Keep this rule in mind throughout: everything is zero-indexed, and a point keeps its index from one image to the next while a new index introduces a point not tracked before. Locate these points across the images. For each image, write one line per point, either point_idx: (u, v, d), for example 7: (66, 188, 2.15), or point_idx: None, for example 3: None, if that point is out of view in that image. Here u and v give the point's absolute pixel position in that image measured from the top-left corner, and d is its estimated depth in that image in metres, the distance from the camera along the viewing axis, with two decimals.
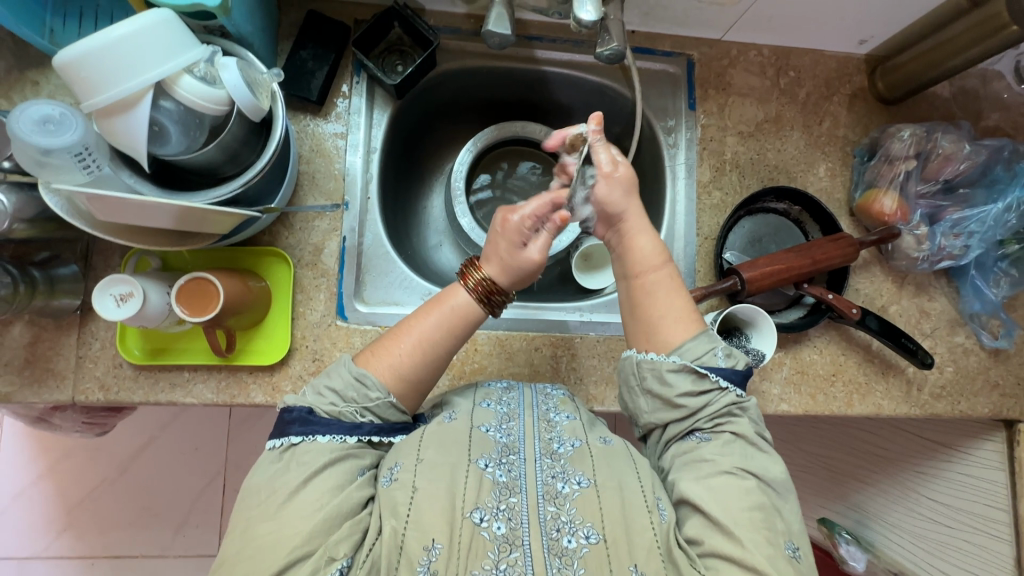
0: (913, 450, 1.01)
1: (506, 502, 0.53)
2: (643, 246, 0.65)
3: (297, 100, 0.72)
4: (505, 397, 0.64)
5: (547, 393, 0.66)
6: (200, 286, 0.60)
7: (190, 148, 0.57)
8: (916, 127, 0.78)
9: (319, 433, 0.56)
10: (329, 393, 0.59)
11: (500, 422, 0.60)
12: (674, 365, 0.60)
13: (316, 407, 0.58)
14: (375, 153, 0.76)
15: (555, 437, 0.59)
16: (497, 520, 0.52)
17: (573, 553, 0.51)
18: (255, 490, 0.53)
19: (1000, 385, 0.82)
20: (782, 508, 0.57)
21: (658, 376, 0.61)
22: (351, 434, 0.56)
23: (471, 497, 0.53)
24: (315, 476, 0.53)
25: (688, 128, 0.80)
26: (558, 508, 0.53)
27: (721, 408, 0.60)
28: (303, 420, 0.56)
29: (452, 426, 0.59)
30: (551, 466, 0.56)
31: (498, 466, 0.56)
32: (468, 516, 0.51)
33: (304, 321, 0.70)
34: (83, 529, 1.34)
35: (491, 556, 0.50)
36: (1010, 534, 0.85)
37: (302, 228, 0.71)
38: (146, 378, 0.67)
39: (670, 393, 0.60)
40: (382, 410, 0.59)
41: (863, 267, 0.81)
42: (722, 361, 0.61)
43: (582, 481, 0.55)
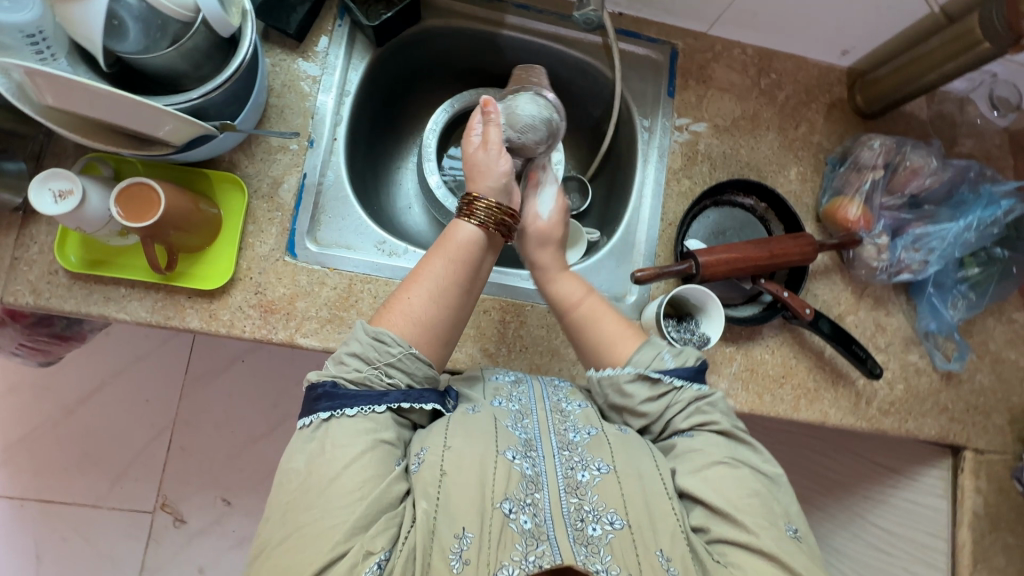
0: (862, 473, 1.02)
1: (532, 496, 0.53)
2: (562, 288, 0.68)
3: (275, 33, 0.71)
4: (515, 391, 0.63)
5: (556, 386, 0.66)
6: (143, 192, 0.59)
7: (148, 49, 0.56)
8: (887, 138, 0.79)
9: (346, 407, 0.54)
10: (353, 360, 0.56)
11: (516, 420, 0.59)
12: (630, 376, 0.61)
13: (342, 380, 0.55)
14: (349, 97, 0.76)
15: (569, 427, 0.59)
16: (524, 514, 0.51)
17: (598, 541, 0.51)
18: (295, 471, 0.52)
19: (949, 409, 0.82)
20: (777, 493, 0.57)
21: (617, 390, 0.62)
22: (379, 403, 0.54)
23: (500, 488, 0.52)
24: (357, 459, 0.51)
25: (665, 115, 0.81)
26: (580, 498, 0.54)
27: (686, 406, 0.60)
28: (329, 395, 0.55)
29: (475, 417, 0.58)
30: (570, 458, 0.56)
31: (523, 458, 0.55)
32: (498, 506, 0.51)
33: (252, 252, 0.69)
34: (18, 468, 1.30)
35: (519, 548, 0.49)
36: (947, 565, 0.84)
37: (263, 159, 0.70)
38: (80, 289, 0.66)
39: (632, 402, 0.61)
40: (405, 363, 0.57)
41: (823, 273, 0.80)
42: (671, 362, 0.61)
43: (602, 466, 0.55)
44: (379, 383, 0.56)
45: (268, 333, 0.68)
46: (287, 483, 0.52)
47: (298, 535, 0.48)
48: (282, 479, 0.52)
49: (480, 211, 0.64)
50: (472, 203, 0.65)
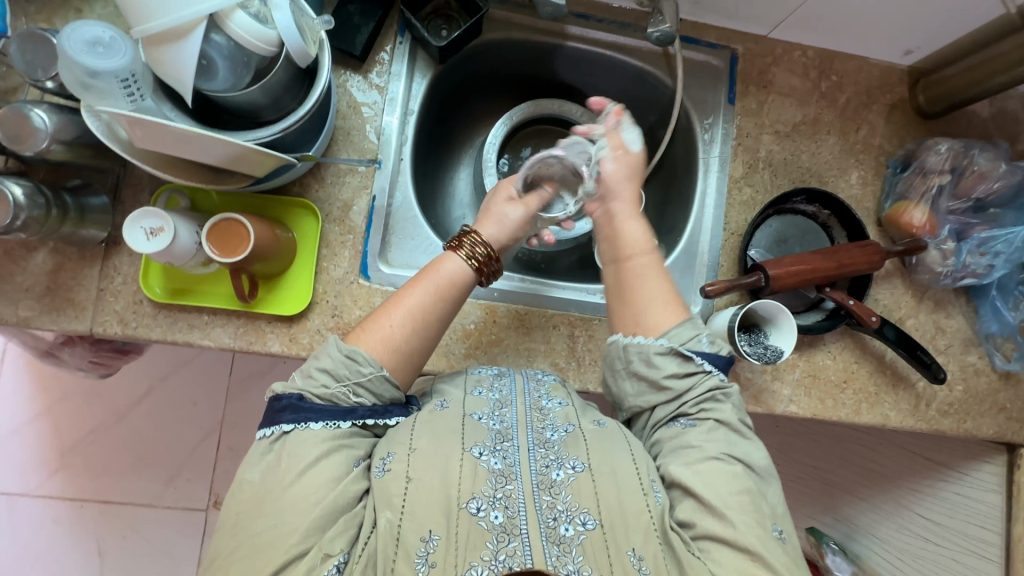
0: (909, 467, 1.03)
1: (503, 491, 0.54)
2: (630, 231, 0.69)
3: (339, 54, 0.71)
4: (496, 384, 0.64)
5: (538, 379, 0.66)
6: (231, 227, 0.60)
7: (235, 86, 0.57)
8: (954, 142, 0.78)
9: (312, 421, 0.56)
10: (322, 374, 0.58)
11: (493, 409, 0.61)
12: (663, 348, 0.62)
13: (308, 394, 0.57)
14: (412, 116, 0.76)
15: (548, 425, 0.60)
16: (494, 510, 0.53)
17: (570, 541, 0.52)
18: (249, 482, 0.54)
19: (1007, 408, 0.83)
20: (766, 490, 0.58)
21: (644, 359, 0.62)
22: (345, 419, 0.56)
23: (466, 488, 0.53)
24: (314, 466, 0.54)
25: (726, 122, 0.80)
26: (554, 497, 0.54)
27: (704, 392, 0.61)
28: (294, 408, 0.56)
29: (443, 414, 0.59)
30: (545, 455, 0.57)
31: (492, 455, 0.56)
32: (465, 507, 0.52)
33: (327, 276, 0.70)
34: (75, 472, 1.35)
35: (489, 546, 0.51)
36: (999, 556, 0.87)
37: (332, 183, 0.71)
38: (165, 317, 0.67)
39: (658, 374, 0.61)
40: (374, 385, 0.59)
41: (885, 277, 0.81)
42: (706, 346, 0.63)
43: (576, 465, 0.56)
44: (347, 400, 0.58)
45: None
46: (246, 487, 0.54)
47: (254, 540, 0.51)
48: (239, 488, 0.54)
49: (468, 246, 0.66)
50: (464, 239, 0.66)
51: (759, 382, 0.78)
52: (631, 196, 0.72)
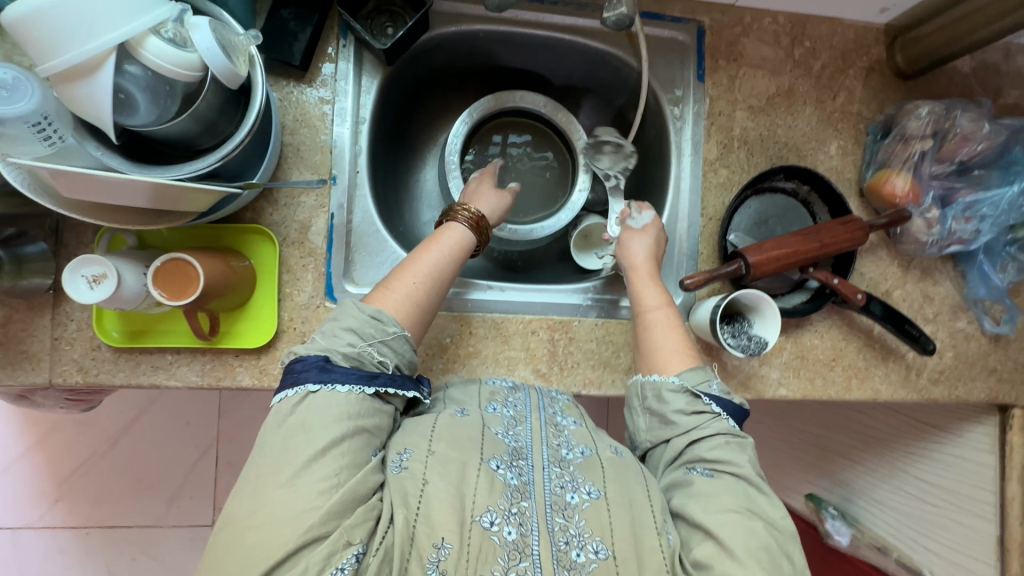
0: (902, 430, 1.03)
1: (518, 506, 0.51)
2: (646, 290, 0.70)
3: (278, 65, 0.66)
4: (511, 399, 0.63)
5: (552, 397, 0.67)
6: (178, 267, 0.56)
7: (161, 117, 0.52)
8: (935, 104, 0.74)
9: (338, 383, 0.53)
10: (347, 333, 0.57)
11: (508, 427, 0.59)
12: (674, 386, 0.62)
13: (334, 356, 0.55)
14: (365, 125, 0.71)
15: (563, 443, 0.59)
16: (508, 525, 0.50)
17: (581, 567, 0.50)
18: (270, 445, 0.50)
19: (997, 370, 0.82)
20: (789, 552, 0.54)
21: (657, 395, 0.63)
22: (370, 383, 0.54)
23: (482, 500, 0.50)
24: (334, 446, 0.50)
25: (696, 100, 0.76)
26: (567, 520, 0.52)
27: (715, 438, 0.59)
28: (319, 368, 0.54)
29: (464, 421, 0.58)
30: (560, 476, 0.55)
31: (509, 469, 0.54)
32: (479, 519, 0.49)
33: (291, 302, 0.67)
34: (75, 501, 1.34)
35: (500, 562, 0.48)
36: (994, 514, 0.88)
37: (287, 205, 0.67)
38: (127, 361, 0.65)
39: (665, 409, 0.62)
40: (396, 343, 0.58)
41: (869, 249, 0.78)
42: (716, 391, 0.63)
43: (592, 491, 0.54)
44: (371, 362, 0.56)
45: None
46: (259, 452, 0.50)
47: (269, 513, 0.47)
48: (257, 454, 0.50)
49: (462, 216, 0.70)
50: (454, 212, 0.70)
51: (747, 369, 0.76)
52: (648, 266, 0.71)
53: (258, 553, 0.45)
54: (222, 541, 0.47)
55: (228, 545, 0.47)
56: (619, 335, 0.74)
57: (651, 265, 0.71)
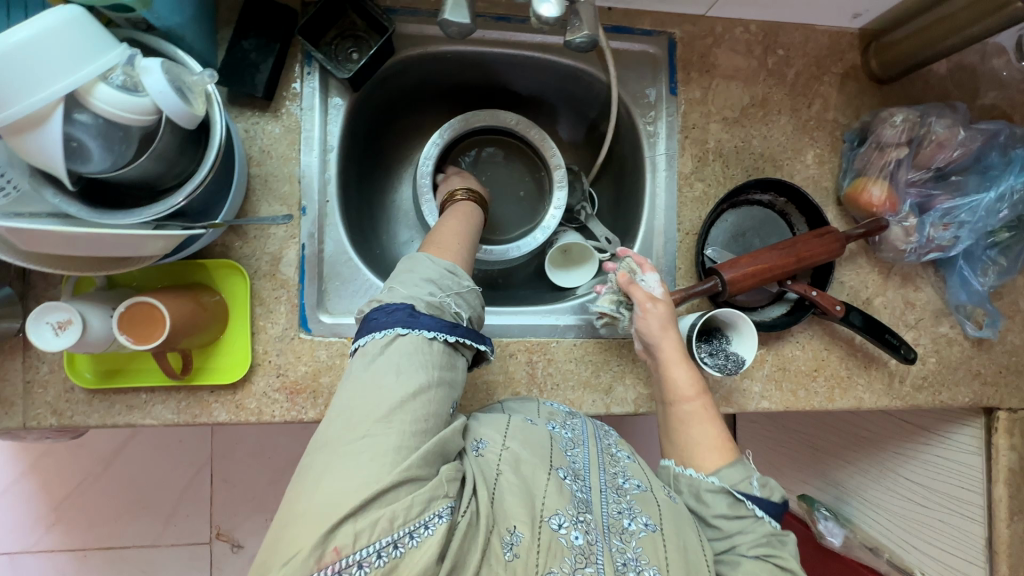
0: (892, 431, 1.03)
1: (584, 514, 0.52)
2: (677, 377, 0.64)
3: (242, 96, 0.66)
4: (568, 421, 0.63)
5: (606, 429, 0.66)
6: (143, 311, 0.56)
7: (117, 163, 0.51)
8: (910, 111, 0.73)
9: (426, 329, 0.52)
10: (425, 283, 0.56)
11: (568, 445, 0.60)
12: (713, 486, 0.59)
13: (418, 304, 0.53)
14: (333, 153, 0.71)
15: (619, 471, 0.60)
16: (575, 529, 0.50)
17: None
18: (360, 381, 0.48)
19: (981, 374, 0.82)
20: None
21: (694, 493, 0.60)
22: (453, 332, 0.53)
23: (551, 503, 0.51)
24: (424, 392, 0.48)
25: (670, 114, 0.75)
26: (623, 543, 0.53)
27: (760, 537, 0.58)
28: (406, 316, 0.52)
29: (533, 428, 0.59)
30: (617, 501, 0.56)
31: (574, 481, 0.55)
32: (548, 521, 0.49)
33: (265, 335, 0.67)
34: (73, 522, 1.33)
35: (567, 562, 0.48)
36: (982, 516, 0.87)
37: (257, 237, 0.67)
38: (101, 402, 0.64)
39: (705, 512, 0.58)
40: (467, 297, 0.58)
41: (849, 258, 0.78)
42: (757, 491, 0.59)
43: (648, 523, 0.54)
44: (450, 312, 0.55)
45: (299, 414, 0.67)
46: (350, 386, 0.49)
47: (368, 441, 0.44)
48: (349, 388, 0.48)
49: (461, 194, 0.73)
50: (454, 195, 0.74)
51: (728, 383, 0.76)
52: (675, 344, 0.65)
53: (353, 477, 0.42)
54: (316, 459, 0.45)
55: (321, 468, 0.44)
56: (597, 355, 0.73)
57: (679, 344, 0.66)
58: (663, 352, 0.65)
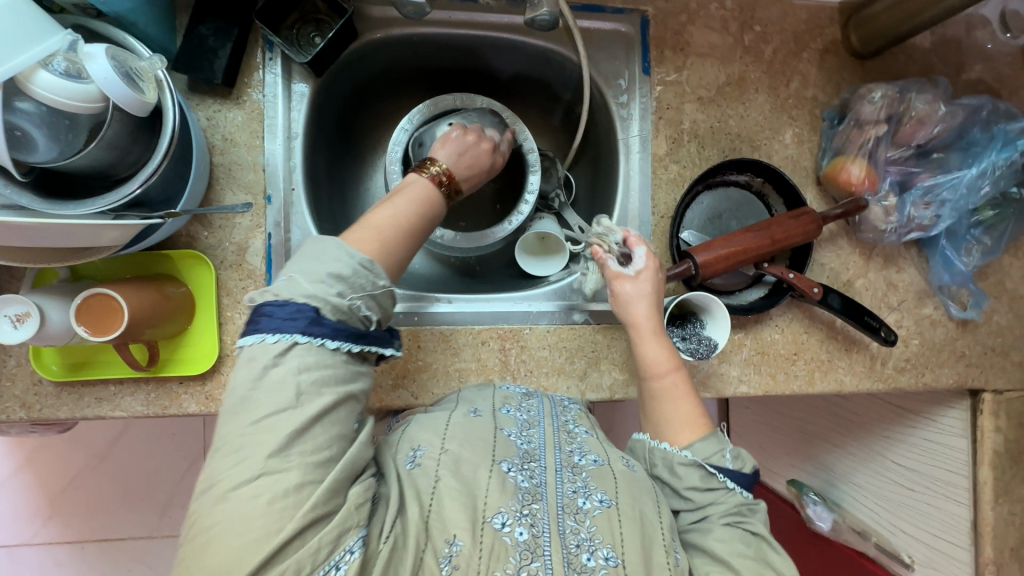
0: (879, 416, 1.02)
1: (529, 507, 0.51)
2: (651, 351, 0.63)
3: (203, 83, 0.65)
4: (524, 403, 0.63)
5: (564, 406, 0.66)
6: (102, 302, 0.55)
7: (64, 153, 0.50)
8: (889, 87, 0.71)
9: (326, 340, 0.48)
10: (333, 279, 0.50)
11: (521, 429, 0.59)
12: (686, 459, 0.58)
13: (323, 307, 0.48)
14: (298, 140, 0.70)
15: (575, 449, 0.59)
16: (520, 526, 0.49)
17: (592, 571, 0.49)
18: (249, 411, 0.44)
19: (965, 355, 0.80)
20: None
21: (668, 466, 0.59)
22: (358, 342, 0.50)
23: (493, 501, 0.50)
24: (327, 413, 0.46)
25: (643, 94, 0.74)
26: (578, 523, 0.52)
27: (731, 506, 0.57)
28: (309, 320, 0.47)
29: (476, 422, 0.58)
30: (572, 480, 0.55)
31: (520, 472, 0.54)
32: (490, 522, 0.49)
33: (233, 326, 0.66)
34: (70, 515, 1.33)
35: (512, 562, 0.47)
36: (968, 499, 0.86)
37: (222, 226, 0.66)
38: (70, 394, 0.64)
39: (677, 484, 0.58)
40: (381, 300, 0.53)
41: (829, 239, 0.77)
42: (731, 464, 0.59)
43: (603, 498, 0.54)
44: (357, 317, 0.51)
45: None
46: (232, 422, 0.44)
47: (260, 483, 0.41)
48: (236, 420, 0.44)
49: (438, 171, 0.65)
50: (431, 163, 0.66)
51: (706, 368, 0.75)
52: (652, 317, 0.64)
53: (251, 525, 0.40)
54: (207, 504, 0.42)
55: (213, 521, 0.41)
56: (572, 342, 0.72)
57: (655, 320, 0.64)
58: (637, 326, 0.64)
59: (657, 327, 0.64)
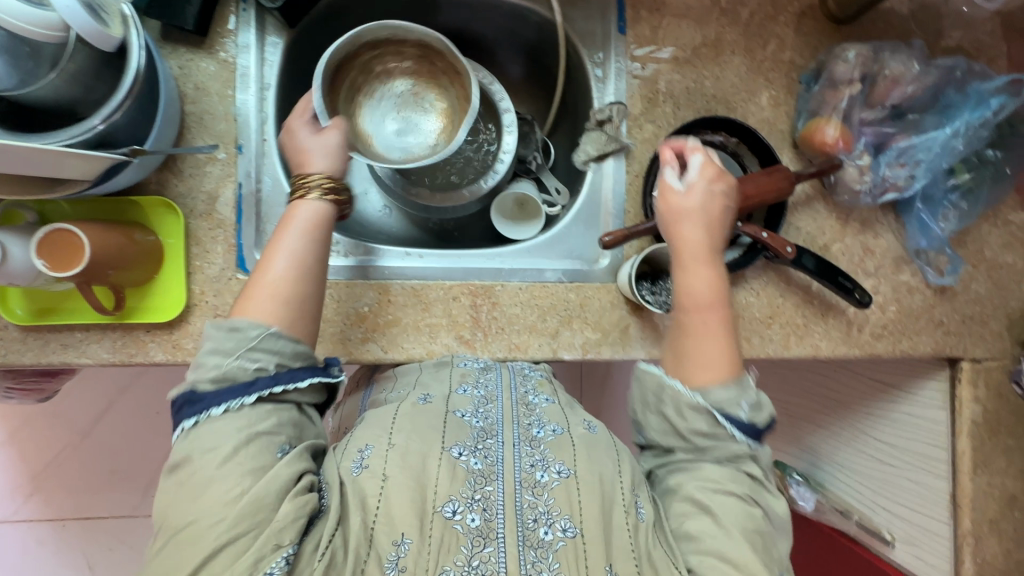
0: (863, 393, 0.98)
1: (482, 491, 0.52)
2: (695, 281, 0.61)
3: (176, 32, 0.65)
4: (482, 379, 0.64)
5: (525, 374, 0.68)
6: (65, 239, 0.56)
7: (25, 82, 0.51)
8: (862, 47, 0.72)
9: (213, 407, 0.50)
10: (211, 356, 0.52)
11: (477, 407, 0.61)
12: (696, 402, 0.57)
13: (204, 383, 0.51)
14: (271, 91, 0.70)
15: (534, 422, 0.60)
16: (471, 512, 0.51)
17: (548, 545, 0.50)
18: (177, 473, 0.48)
19: (943, 323, 0.80)
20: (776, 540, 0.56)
21: (676, 407, 0.58)
22: (248, 392, 0.51)
23: (444, 490, 0.52)
24: (240, 450, 0.48)
25: (619, 55, 0.74)
26: (536, 497, 0.52)
27: (733, 455, 0.57)
28: (191, 400, 0.50)
29: (426, 408, 0.59)
30: (531, 454, 0.56)
31: (472, 455, 0.55)
32: (440, 510, 0.50)
33: (202, 276, 0.66)
34: (51, 493, 1.27)
35: (464, 551, 0.49)
36: (947, 471, 0.85)
37: (193, 175, 0.66)
38: (35, 340, 0.64)
39: (683, 425, 0.57)
40: (267, 345, 0.53)
41: (805, 203, 0.76)
42: (746, 414, 0.57)
43: (562, 469, 0.54)
44: (245, 373, 0.52)
45: None
46: (169, 485, 0.48)
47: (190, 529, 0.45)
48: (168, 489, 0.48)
49: (313, 184, 0.61)
50: (305, 181, 0.62)
51: None
52: (700, 244, 0.62)
53: (199, 546, 0.44)
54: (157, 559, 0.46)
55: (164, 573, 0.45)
56: (544, 300, 0.72)
57: (705, 246, 0.62)
58: (681, 253, 0.62)
59: (705, 259, 0.62)
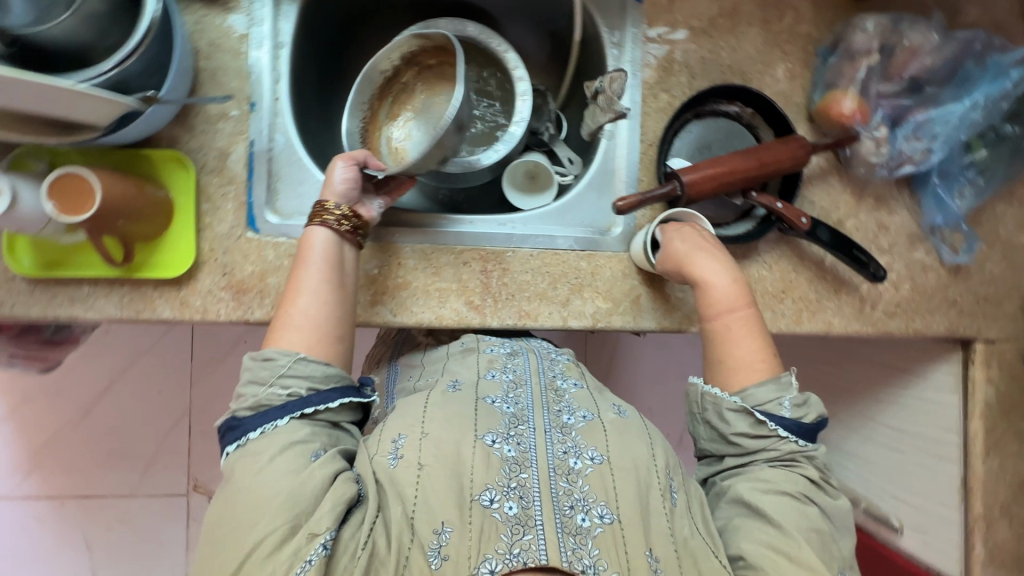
0: (872, 379, 0.97)
1: (517, 479, 0.52)
2: (720, 287, 0.65)
3: None
4: (510, 364, 0.65)
5: (552, 359, 0.68)
6: (79, 185, 0.55)
7: (41, 19, 0.51)
8: (880, 18, 0.72)
9: (250, 432, 0.53)
10: (249, 386, 0.55)
11: (507, 392, 0.60)
12: (735, 405, 0.62)
13: (243, 410, 0.54)
14: (285, 49, 0.70)
15: (564, 410, 0.59)
16: (508, 500, 0.50)
17: (587, 532, 0.50)
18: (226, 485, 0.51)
19: (957, 303, 0.79)
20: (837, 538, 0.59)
21: (718, 412, 0.63)
22: (281, 415, 0.53)
23: (479, 478, 0.51)
24: (286, 449, 0.51)
25: (634, 23, 0.73)
26: (571, 484, 0.52)
27: (783, 454, 0.61)
28: (233, 427, 0.53)
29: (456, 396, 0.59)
30: (563, 441, 0.55)
31: (506, 441, 0.54)
32: (478, 499, 0.50)
33: (211, 233, 0.65)
34: (50, 471, 1.25)
35: (504, 539, 0.48)
36: (958, 456, 0.84)
37: (204, 131, 0.65)
38: (43, 293, 0.63)
39: (726, 429, 0.62)
40: (298, 370, 0.55)
41: (820, 176, 0.75)
42: (787, 411, 0.62)
43: (595, 456, 0.54)
44: (277, 397, 0.54)
45: (244, 314, 0.65)
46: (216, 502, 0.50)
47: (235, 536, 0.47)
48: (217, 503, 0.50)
49: (334, 211, 0.62)
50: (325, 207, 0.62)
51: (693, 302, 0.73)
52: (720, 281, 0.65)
53: (245, 540, 0.47)
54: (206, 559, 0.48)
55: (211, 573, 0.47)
56: (555, 268, 0.71)
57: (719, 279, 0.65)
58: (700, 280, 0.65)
59: (723, 283, 0.65)
